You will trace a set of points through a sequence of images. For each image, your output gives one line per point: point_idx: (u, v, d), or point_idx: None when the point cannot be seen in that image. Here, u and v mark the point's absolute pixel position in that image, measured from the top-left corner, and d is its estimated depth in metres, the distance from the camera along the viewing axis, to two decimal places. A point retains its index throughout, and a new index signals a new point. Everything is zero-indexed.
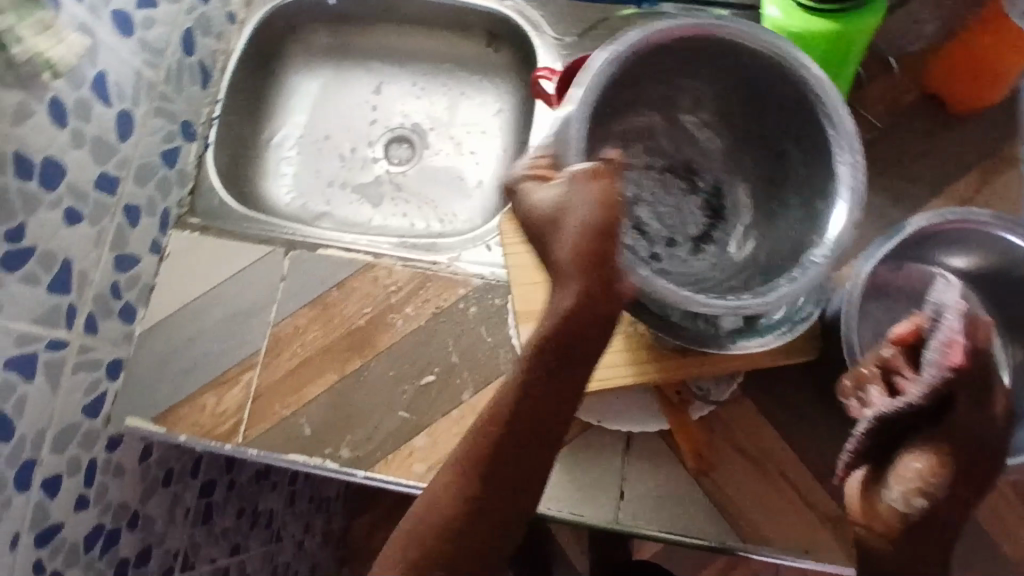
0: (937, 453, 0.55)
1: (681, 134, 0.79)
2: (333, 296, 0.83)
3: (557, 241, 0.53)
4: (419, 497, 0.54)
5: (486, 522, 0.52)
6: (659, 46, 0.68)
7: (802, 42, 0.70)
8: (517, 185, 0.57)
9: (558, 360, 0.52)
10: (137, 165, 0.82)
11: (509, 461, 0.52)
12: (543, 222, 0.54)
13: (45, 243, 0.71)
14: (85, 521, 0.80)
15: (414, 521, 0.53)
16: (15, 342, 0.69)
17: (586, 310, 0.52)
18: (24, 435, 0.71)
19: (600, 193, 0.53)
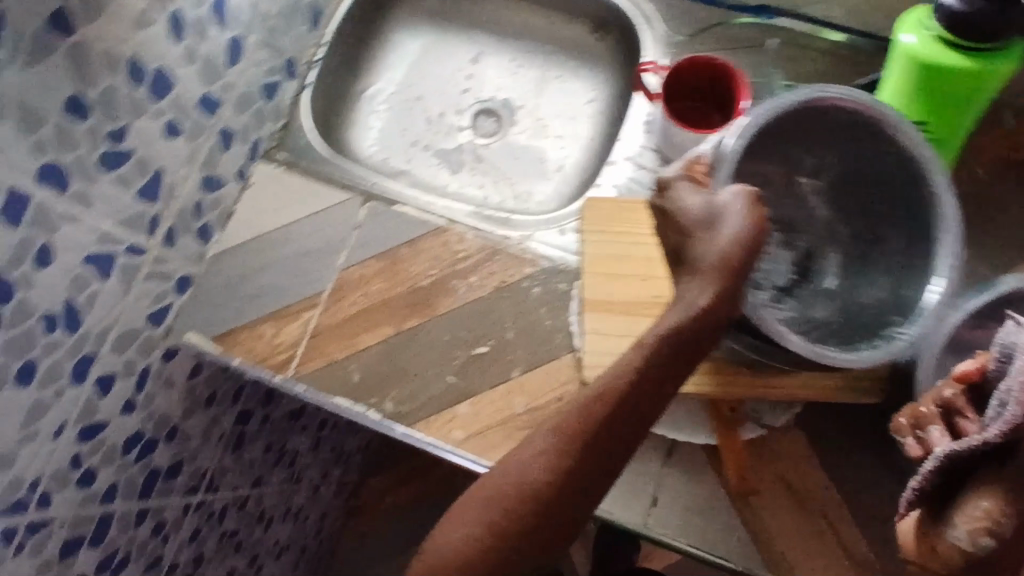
0: (1008, 495, 0.47)
1: (788, 189, 0.73)
2: (402, 253, 0.84)
3: (702, 245, 0.54)
4: (510, 458, 0.56)
5: (573, 502, 0.54)
6: (817, 110, 0.68)
7: (935, 74, 0.67)
8: (669, 188, 0.59)
9: (660, 367, 0.52)
10: (239, 92, 0.83)
11: (583, 468, 0.53)
12: (691, 226, 0.56)
13: (143, 150, 0.73)
14: (129, 424, 0.82)
15: (486, 503, 0.56)
16: (97, 240, 0.70)
17: (717, 316, 0.53)
18: (90, 330, 0.73)
19: (748, 205, 0.55)
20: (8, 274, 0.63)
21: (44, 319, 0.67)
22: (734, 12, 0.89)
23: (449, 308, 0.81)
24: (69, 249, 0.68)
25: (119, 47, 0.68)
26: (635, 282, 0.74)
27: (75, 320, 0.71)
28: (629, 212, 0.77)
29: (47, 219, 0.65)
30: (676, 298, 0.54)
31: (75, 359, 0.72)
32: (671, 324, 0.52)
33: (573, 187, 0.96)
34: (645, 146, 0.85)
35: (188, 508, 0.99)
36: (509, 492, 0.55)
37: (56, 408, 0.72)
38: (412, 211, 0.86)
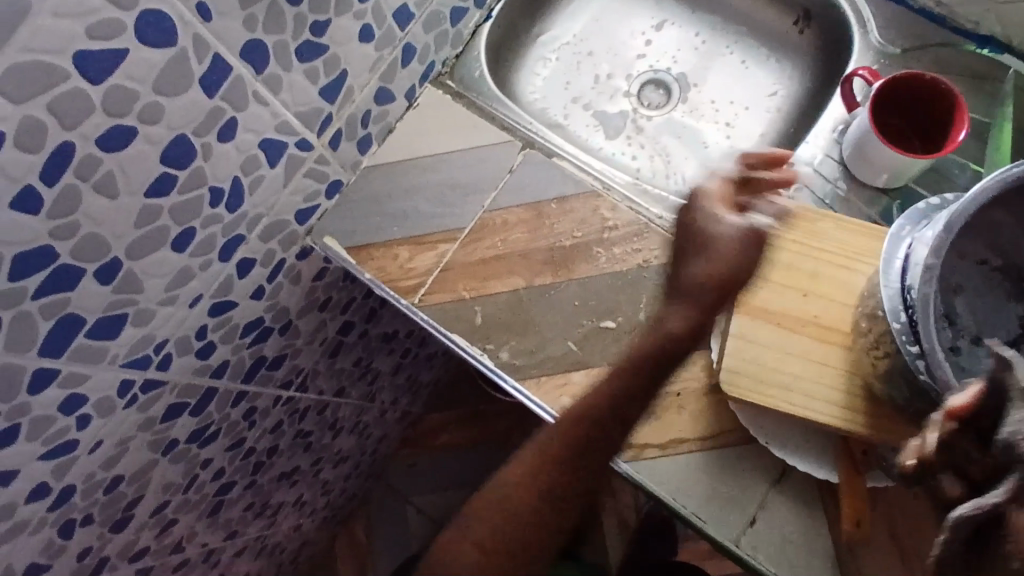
0: None
1: None
2: (550, 208, 0.82)
3: (697, 264, 0.68)
4: (501, 489, 0.71)
5: (559, 493, 0.70)
6: None
7: None
8: (704, 195, 0.72)
9: (622, 391, 0.68)
10: (430, 11, 0.82)
11: (580, 462, 0.69)
12: (691, 240, 0.70)
13: (335, 48, 0.72)
14: (254, 309, 0.84)
15: (499, 519, 0.70)
16: (276, 127, 0.71)
17: (682, 341, 0.68)
18: (246, 212, 0.74)
19: (741, 250, 0.68)
20: (196, 140, 0.63)
21: (212, 191, 0.68)
22: (957, 37, 0.81)
23: (586, 274, 0.79)
24: (250, 129, 0.68)
25: None
26: (794, 294, 0.68)
27: (237, 200, 0.72)
28: (804, 220, 0.71)
29: (241, 95, 0.65)
30: (661, 316, 0.69)
31: (228, 236, 0.74)
32: (648, 348, 0.68)
33: (730, 182, 0.91)
34: (824, 154, 0.80)
35: (279, 403, 1.01)
36: (527, 484, 0.70)
37: (199, 279, 0.74)
38: (571, 167, 0.84)
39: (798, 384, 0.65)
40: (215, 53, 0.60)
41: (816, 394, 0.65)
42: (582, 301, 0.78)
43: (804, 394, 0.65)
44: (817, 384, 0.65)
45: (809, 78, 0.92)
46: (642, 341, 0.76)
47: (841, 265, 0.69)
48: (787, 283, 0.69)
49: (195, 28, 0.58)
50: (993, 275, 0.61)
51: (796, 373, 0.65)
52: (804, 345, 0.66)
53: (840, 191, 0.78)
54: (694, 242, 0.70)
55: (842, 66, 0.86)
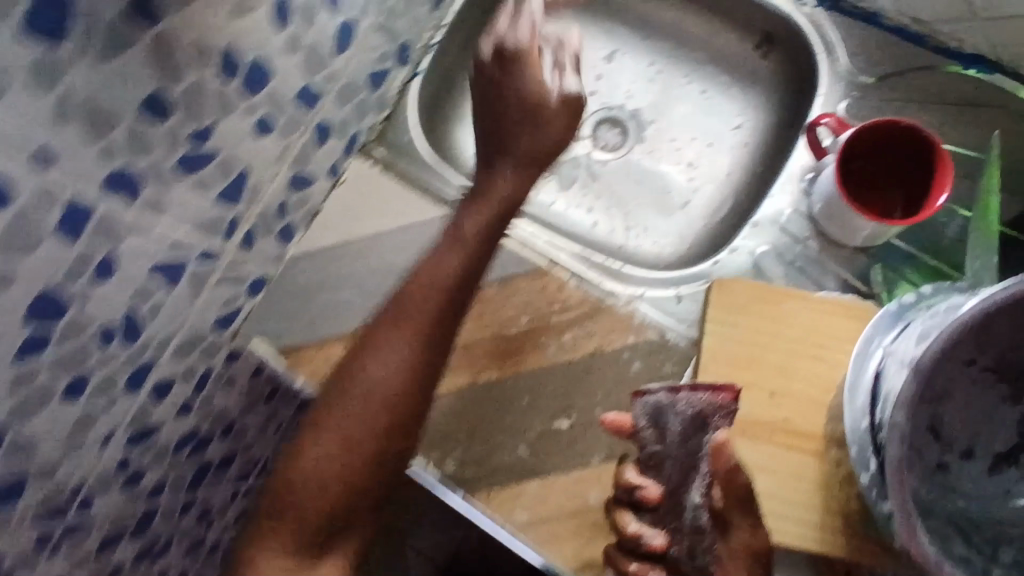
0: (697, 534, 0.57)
1: None
2: (490, 292, 0.74)
3: (535, 128, 0.76)
4: (347, 439, 0.67)
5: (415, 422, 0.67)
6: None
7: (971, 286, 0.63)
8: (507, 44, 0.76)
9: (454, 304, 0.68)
10: (343, 84, 0.73)
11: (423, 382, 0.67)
12: (530, 105, 0.75)
13: (227, 151, 0.64)
14: (181, 427, 0.80)
15: (350, 453, 0.66)
16: (167, 249, 0.64)
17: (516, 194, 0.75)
18: (151, 338, 0.68)
19: (570, 121, 0.78)
20: (69, 291, 0.56)
21: (101, 333, 0.62)
22: (942, 57, 0.70)
23: (536, 366, 0.72)
24: (135, 260, 0.61)
25: (213, 34, 0.56)
26: (759, 395, 0.60)
27: (133, 331, 0.66)
28: (767, 302, 0.61)
29: (115, 232, 0.58)
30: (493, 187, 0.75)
31: (131, 369, 0.68)
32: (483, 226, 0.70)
33: (695, 233, 0.82)
34: (792, 209, 0.70)
35: (240, 492, 0.98)
36: (368, 445, 0.67)
37: (107, 417, 0.68)
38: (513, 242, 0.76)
39: (773, 506, 0.57)
40: (70, 199, 0.51)
41: (791, 514, 0.57)
42: (533, 398, 0.71)
43: (778, 515, 0.57)
44: (795, 504, 0.57)
45: (779, 106, 0.81)
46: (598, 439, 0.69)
47: (811, 354, 0.60)
48: (749, 383, 0.60)
49: (40, 179, 0.48)
50: (988, 379, 0.51)
51: (769, 491, 0.58)
52: (774, 454, 0.58)
53: (810, 250, 0.69)
54: (518, 107, 0.76)
55: (809, 96, 0.76)
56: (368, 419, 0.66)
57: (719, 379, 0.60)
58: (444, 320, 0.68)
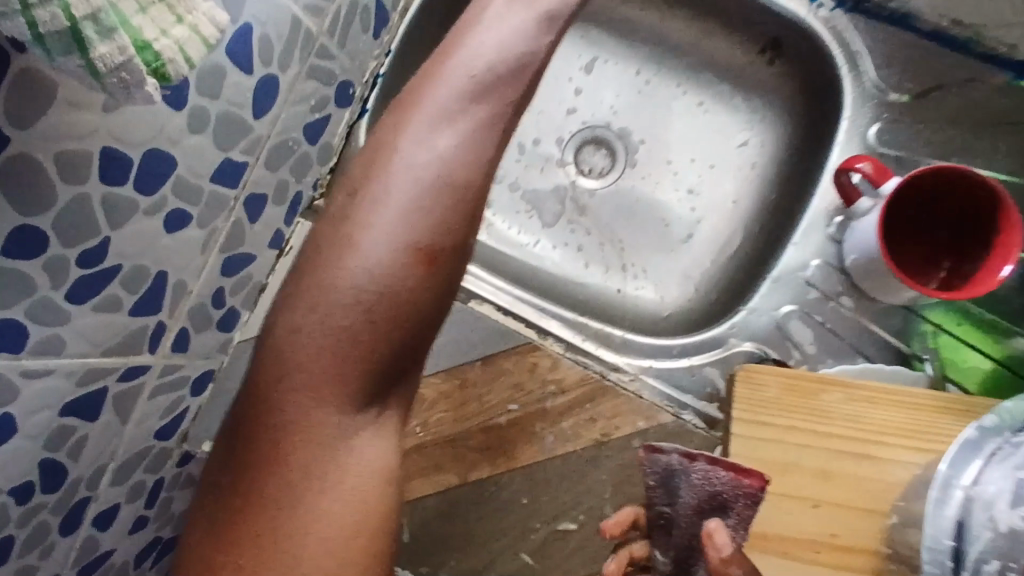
0: None
1: None
2: (473, 373, 0.63)
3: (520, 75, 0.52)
4: (327, 334, 0.46)
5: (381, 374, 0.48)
6: None
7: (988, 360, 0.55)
8: None
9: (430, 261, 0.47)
10: (272, 145, 0.60)
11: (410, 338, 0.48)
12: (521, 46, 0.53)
13: (134, 261, 0.52)
14: (141, 539, 0.69)
15: (313, 390, 0.46)
16: (76, 384, 0.53)
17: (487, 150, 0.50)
18: (79, 476, 0.57)
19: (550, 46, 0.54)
20: None
21: (15, 491, 0.52)
22: (988, 67, 0.59)
23: (531, 460, 0.62)
24: (41, 406, 0.50)
25: (84, 140, 0.45)
26: (798, 506, 0.51)
27: (55, 475, 0.55)
28: (801, 393, 0.53)
29: (4, 389, 0.47)
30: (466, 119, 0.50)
31: (64, 511, 0.58)
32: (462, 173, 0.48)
33: (703, 273, 0.72)
34: (821, 260, 0.60)
35: None
36: (360, 339, 0.46)
37: (44, 566, 0.58)
38: (491, 312, 0.65)
39: None
40: None
41: None
42: (533, 499, 0.61)
43: None
44: None
45: (791, 122, 0.70)
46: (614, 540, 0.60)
47: (858, 454, 0.51)
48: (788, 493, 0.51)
49: None
50: None
51: None
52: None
53: (843, 309, 0.60)
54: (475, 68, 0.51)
55: (837, 114, 0.64)
56: (388, 283, 0.46)
57: None
58: (466, 205, 0.48)
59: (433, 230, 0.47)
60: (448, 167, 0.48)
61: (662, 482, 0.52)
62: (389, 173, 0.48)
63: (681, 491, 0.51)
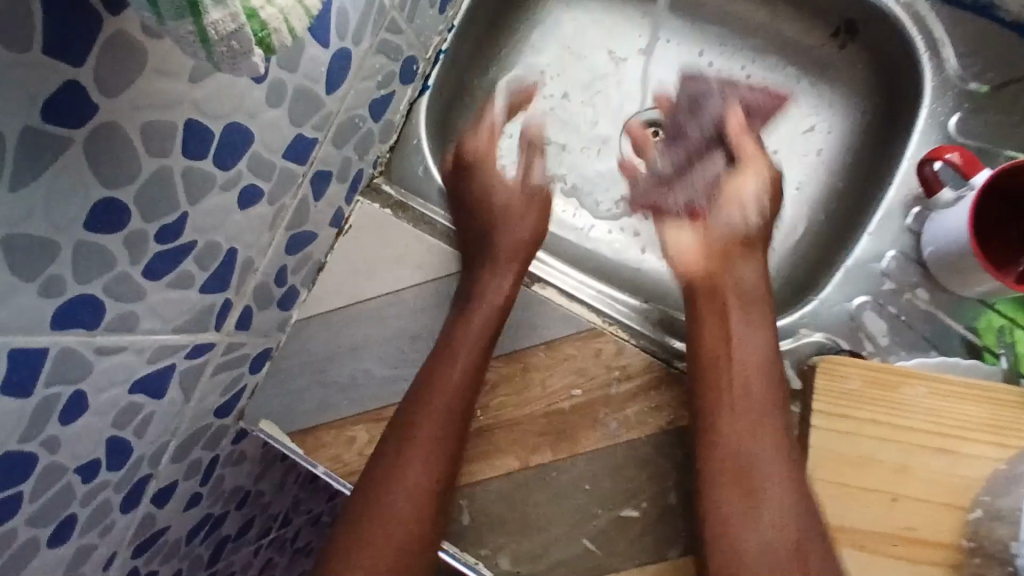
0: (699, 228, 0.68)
1: None
2: (537, 357, 0.63)
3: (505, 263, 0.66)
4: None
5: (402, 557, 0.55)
6: None
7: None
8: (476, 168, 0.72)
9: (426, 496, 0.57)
10: (340, 122, 0.59)
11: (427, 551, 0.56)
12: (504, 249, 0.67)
13: (206, 237, 0.51)
14: (193, 516, 0.69)
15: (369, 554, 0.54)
16: (148, 360, 0.51)
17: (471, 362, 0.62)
18: (142, 454, 0.56)
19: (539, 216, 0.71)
20: (29, 445, 0.44)
21: (82, 469, 0.50)
22: None
23: (593, 445, 0.62)
24: (111, 384, 0.49)
25: (169, 111, 0.43)
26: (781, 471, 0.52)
27: (121, 453, 0.54)
28: (882, 386, 0.53)
29: (78, 366, 0.45)
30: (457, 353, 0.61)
31: (126, 488, 0.57)
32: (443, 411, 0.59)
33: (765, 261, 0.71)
34: (897, 252, 0.61)
35: (260, 548, 0.90)
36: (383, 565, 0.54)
37: (105, 543, 0.57)
38: (554, 295, 0.65)
39: None
40: (10, 351, 0.40)
41: None
42: (596, 484, 0.61)
43: None
44: None
45: (857, 108, 0.71)
46: (680, 526, 0.60)
47: (939, 448, 0.51)
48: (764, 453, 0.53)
49: None
50: None
51: None
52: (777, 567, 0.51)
53: (919, 302, 0.60)
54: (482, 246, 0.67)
55: (914, 102, 0.64)
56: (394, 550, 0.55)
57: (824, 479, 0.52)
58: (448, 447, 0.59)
59: (420, 503, 0.57)
60: (434, 425, 0.59)
61: (689, 108, 0.75)
62: (392, 487, 0.57)
63: (708, 105, 0.74)
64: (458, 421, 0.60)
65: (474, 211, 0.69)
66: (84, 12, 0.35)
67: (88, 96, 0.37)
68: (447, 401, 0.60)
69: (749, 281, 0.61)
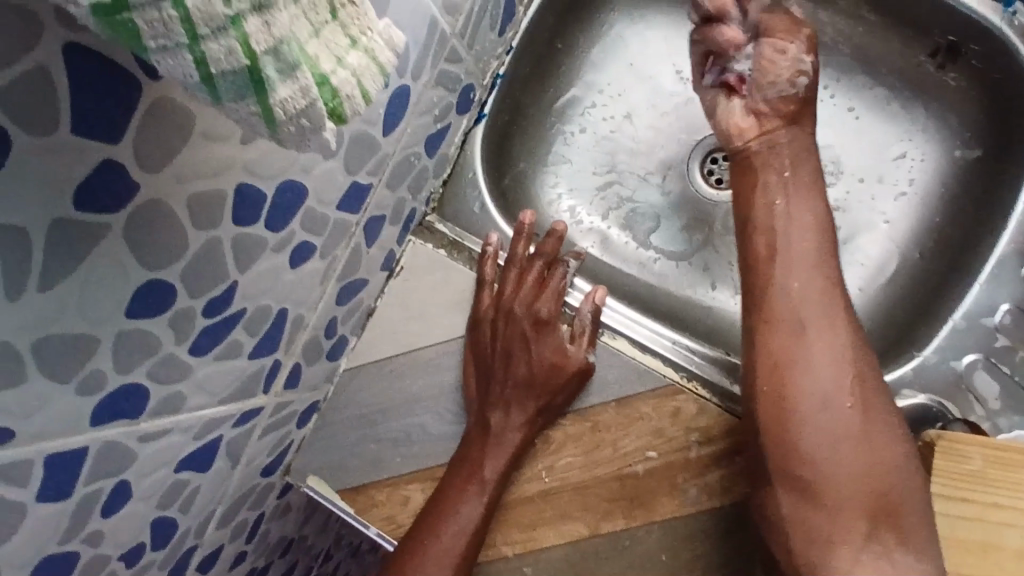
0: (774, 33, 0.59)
1: None
2: (608, 415, 0.58)
3: (551, 350, 0.60)
4: None
5: None
6: None
7: None
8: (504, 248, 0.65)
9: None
10: (395, 163, 0.54)
11: None
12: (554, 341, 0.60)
13: (255, 301, 0.46)
14: (239, 573, 0.65)
15: None
16: (194, 437, 0.47)
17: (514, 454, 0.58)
18: (187, 528, 0.52)
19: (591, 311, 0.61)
20: (70, 544, 0.40)
21: (125, 555, 0.46)
22: None
23: (672, 513, 0.57)
24: (156, 467, 0.44)
25: (219, 178, 0.37)
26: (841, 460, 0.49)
27: (165, 531, 0.49)
28: (1008, 467, 0.46)
29: (120, 456, 0.40)
30: (501, 441, 0.58)
31: (171, 564, 0.52)
32: (476, 509, 0.57)
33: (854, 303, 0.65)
34: (1012, 305, 0.54)
35: None
36: None
37: None
38: (627, 347, 0.60)
39: None
40: (46, 456, 0.35)
41: None
42: (677, 554, 0.56)
43: None
44: None
45: (957, 136, 0.64)
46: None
47: None
48: (827, 450, 0.50)
49: None
50: None
51: None
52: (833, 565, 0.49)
53: None
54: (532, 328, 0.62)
55: None
56: None
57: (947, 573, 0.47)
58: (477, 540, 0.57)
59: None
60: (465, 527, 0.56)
61: None
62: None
63: None
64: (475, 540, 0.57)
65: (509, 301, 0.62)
66: (127, 83, 0.30)
67: (128, 174, 0.32)
68: (463, 529, 0.56)
69: (791, 154, 0.57)
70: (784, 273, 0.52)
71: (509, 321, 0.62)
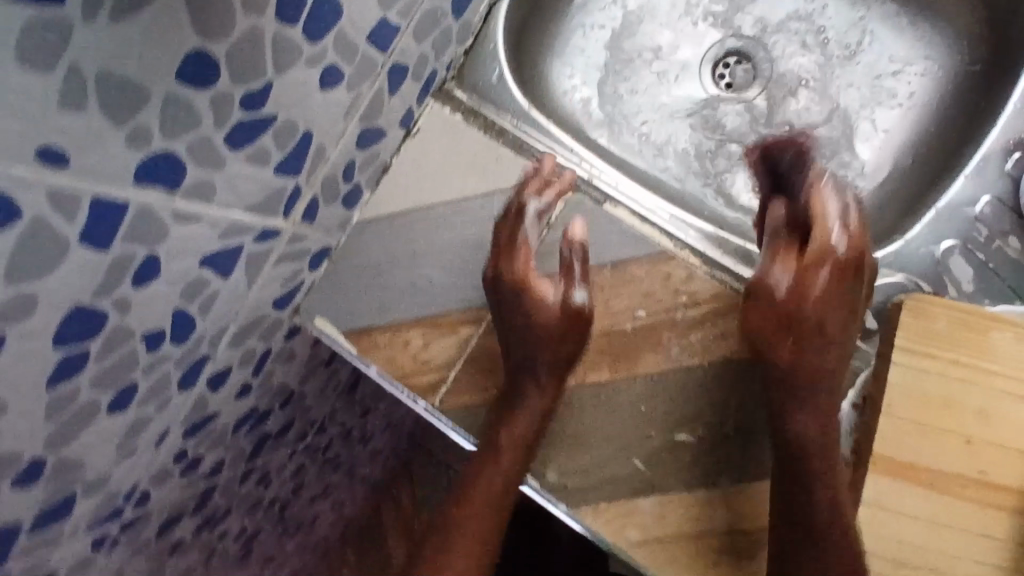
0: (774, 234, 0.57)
1: None
2: (602, 277, 0.62)
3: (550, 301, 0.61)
4: None
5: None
6: None
7: None
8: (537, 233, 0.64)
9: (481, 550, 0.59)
10: (423, 13, 0.57)
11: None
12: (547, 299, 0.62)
13: (287, 113, 0.49)
14: (242, 406, 0.69)
15: None
16: (221, 236, 0.50)
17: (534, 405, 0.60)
18: (203, 334, 0.55)
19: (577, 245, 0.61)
20: (101, 302, 0.44)
21: (147, 338, 0.50)
22: None
23: (653, 369, 0.61)
24: (183, 254, 0.48)
25: None
26: (880, 544, 0.51)
27: (184, 328, 0.53)
28: (972, 326, 0.51)
29: (155, 226, 0.44)
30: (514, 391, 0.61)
31: (185, 367, 0.56)
32: (500, 469, 0.60)
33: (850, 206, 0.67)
34: (992, 198, 0.58)
35: (295, 452, 0.92)
36: None
37: (159, 418, 0.58)
38: (626, 216, 0.63)
39: (959, 568, 0.50)
40: (93, 198, 0.39)
41: None
42: (653, 406, 0.61)
43: None
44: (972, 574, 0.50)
45: (959, 50, 0.67)
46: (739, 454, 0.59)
47: (1021, 394, 0.50)
48: (881, 539, 0.51)
49: (48, 181, 0.36)
50: None
51: (959, 552, 0.50)
52: None
53: (1009, 250, 0.57)
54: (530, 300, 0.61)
55: None
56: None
57: (909, 418, 0.51)
58: (494, 511, 0.60)
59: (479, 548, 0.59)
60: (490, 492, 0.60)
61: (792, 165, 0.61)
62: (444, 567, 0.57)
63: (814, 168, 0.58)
64: (509, 495, 0.60)
65: (508, 273, 0.61)
66: None
67: None
68: (490, 487, 0.60)
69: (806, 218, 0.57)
70: (816, 348, 0.54)
71: (510, 289, 0.61)
